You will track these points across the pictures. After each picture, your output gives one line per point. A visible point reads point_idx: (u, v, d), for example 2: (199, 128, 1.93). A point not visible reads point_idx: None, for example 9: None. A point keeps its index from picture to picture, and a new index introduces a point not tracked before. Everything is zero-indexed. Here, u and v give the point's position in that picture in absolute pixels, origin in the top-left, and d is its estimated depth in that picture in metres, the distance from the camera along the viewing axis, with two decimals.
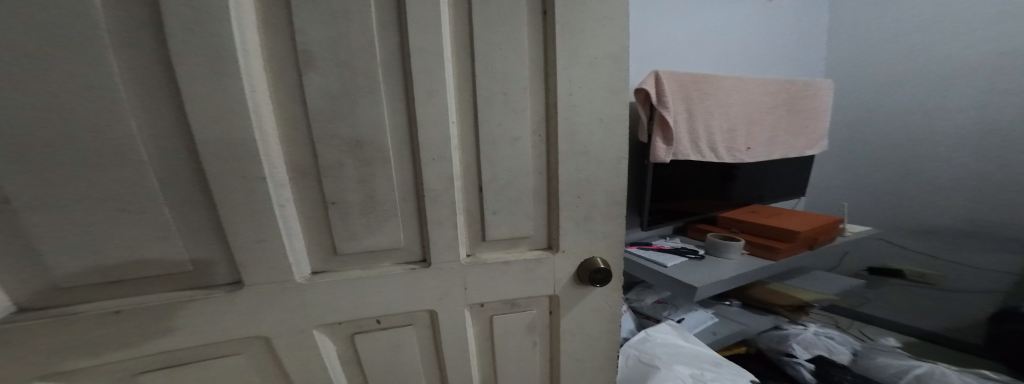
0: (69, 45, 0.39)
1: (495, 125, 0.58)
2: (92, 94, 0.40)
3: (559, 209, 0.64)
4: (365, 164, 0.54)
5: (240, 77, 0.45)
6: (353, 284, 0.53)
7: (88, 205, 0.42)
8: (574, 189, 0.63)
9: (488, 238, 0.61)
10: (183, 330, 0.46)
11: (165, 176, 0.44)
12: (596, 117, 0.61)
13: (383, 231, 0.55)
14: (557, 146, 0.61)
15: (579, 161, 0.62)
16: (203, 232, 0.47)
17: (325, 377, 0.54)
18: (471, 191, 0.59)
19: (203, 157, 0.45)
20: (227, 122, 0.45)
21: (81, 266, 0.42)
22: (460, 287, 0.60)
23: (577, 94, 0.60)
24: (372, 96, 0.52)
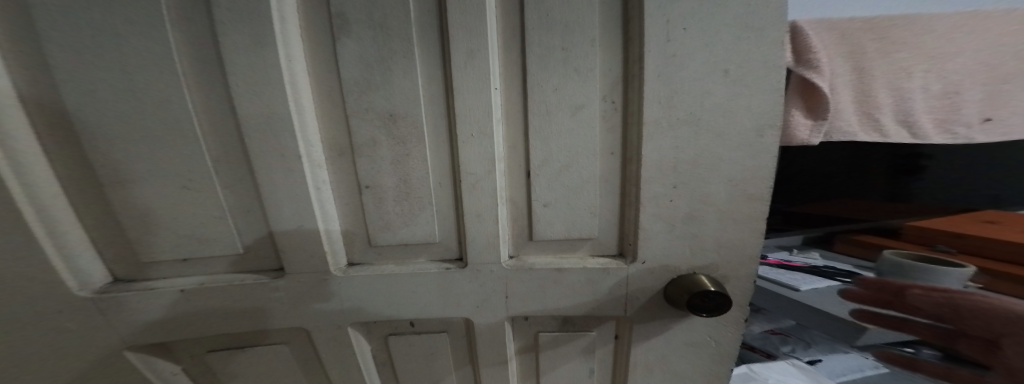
0: (119, 11, 0.37)
1: (551, 92, 0.45)
2: (140, 63, 0.39)
3: (638, 204, 0.48)
4: (401, 142, 0.46)
5: (276, 44, 0.41)
6: (386, 281, 0.46)
7: (149, 179, 0.41)
8: (661, 176, 0.46)
9: (537, 236, 0.49)
10: (229, 314, 0.44)
11: (213, 151, 0.42)
12: (707, 71, 0.42)
13: (418, 221, 0.47)
14: (645, 115, 0.44)
15: (672, 137, 0.45)
16: (248, 213, 0.44)
17: (357, 375, 0.50)
18: (517, 177, 0.48)
19: (243, 132, 0.42)
20: (264, 95, 0.42)
21: (149, 241, 0.42)
22: (502, 295, 0.49)
23: (678, 37, 0.41)
24: (407, 62, 0.45)
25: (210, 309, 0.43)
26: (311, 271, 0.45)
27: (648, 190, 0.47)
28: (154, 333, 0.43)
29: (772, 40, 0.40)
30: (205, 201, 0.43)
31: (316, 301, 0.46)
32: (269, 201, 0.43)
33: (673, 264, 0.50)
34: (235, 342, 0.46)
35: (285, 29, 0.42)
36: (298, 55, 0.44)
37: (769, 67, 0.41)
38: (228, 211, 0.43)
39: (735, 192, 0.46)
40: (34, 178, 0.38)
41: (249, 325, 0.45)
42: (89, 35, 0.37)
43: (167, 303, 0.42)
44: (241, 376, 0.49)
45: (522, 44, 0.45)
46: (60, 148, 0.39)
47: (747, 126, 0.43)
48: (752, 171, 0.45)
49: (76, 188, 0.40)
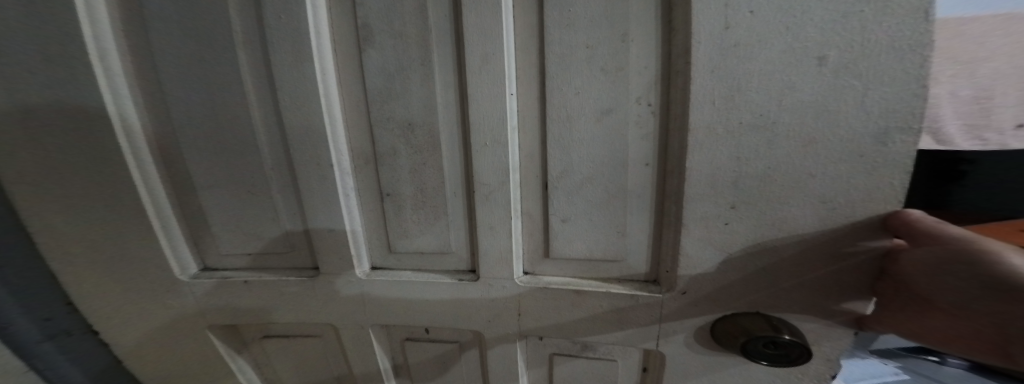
0: (196, 42, 0.44)
1: (572, 95, 0.41)
2: (211, 87, 0.46)
3: (681, 227, 0.39)
4: (418, 150, 0.46)
5: (312, 60, 0.44)
6: (402, 287, 0.47)
7: (221, 185, 0.49)
8: (714, 194, 0.36)
9: (554, 253, 0.44)
10: (279, 302, 0.51)
11: (264, 162, 0.48)
12: (790, 59, 0.30)
13: (434, 231, 0.47)
14: (691, 118, 0.35)
15: (731, 146, 0.34)
16: (292, 215, 0.49)
17: (379, 369, 0.53)
18: (534, 188, 0.44)
19: (287, 143, 0.47)
20: (303, 109, 0.45)
21: (228, 235, 0.52)
22: (514, 313, 0.46)
23: (745, 16, 0.30)
24: (424, 69, 0.44)
25: (263, 297, 0.52)
26: (338, 272, 0.48)
27: (693, 211, 0.37)
28: (229, 311, 0.53)
29: (914, 6, 0.26)
30: (261, 204, 0.49)
31: (341, 299, 0.49)
32: (307, 205, 0.48)
33: (727, 303, 0.40)
34: (281, 327, 0.55)
35: (321, 47, 0.45)
36: (331, 70, 0.46)
37: (906, 48, 0.27)
38: (279, 214, 0.50)
39: (829, 220, 0.33)
40: (154, 182, 0.49)
41: (291, 314, 0.52)
42: (179, 65, 0.45)
43: (236, 288, 0.52)
44: (288, 356, 0.57)
45: (540, 44, 0.41)
46: (168, 158, 0.49)
47: (852, 133, 0.30)
48: (858, 196, 0.32)
49: (181, 190, 0.50)
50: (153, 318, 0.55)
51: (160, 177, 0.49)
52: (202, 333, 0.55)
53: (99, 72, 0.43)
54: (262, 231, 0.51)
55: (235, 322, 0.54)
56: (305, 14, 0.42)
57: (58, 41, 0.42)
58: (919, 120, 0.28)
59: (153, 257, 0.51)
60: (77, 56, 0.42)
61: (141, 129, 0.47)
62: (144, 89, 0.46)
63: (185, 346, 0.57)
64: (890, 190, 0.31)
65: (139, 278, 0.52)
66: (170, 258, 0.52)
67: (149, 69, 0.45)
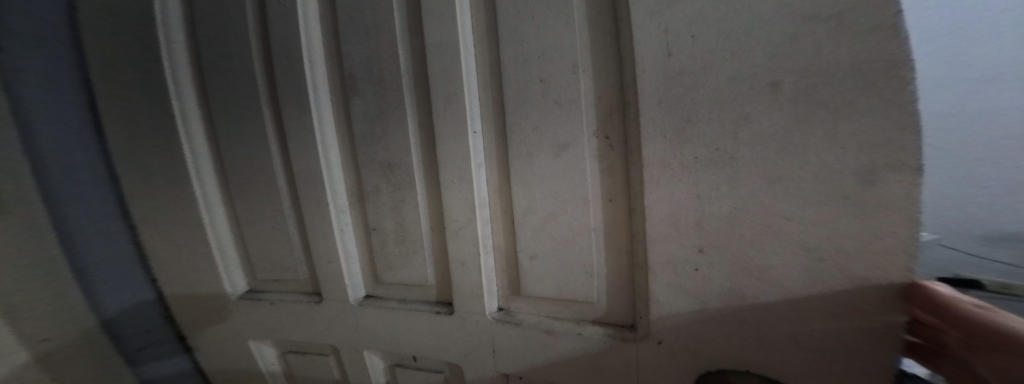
0: (235, 105, 0.55)
1: (531, 131, 0.39)
2: (245, 140, 0.55)
3: (647, 264, 0.37)
4: (396, 189, 0.48)
5: (310, 112, 0.50)
6: (388, 315, 0.50)
7: (252, 221, 0.59)
8: (681, 230, 0.35)
9: (524, 291, 0.43)
10: (296, 322, 0.58)
11: (279, 201, 0.56)
12: (749, 91, 0.31)
13: (413, 264, 0.49)
14: (646, 154, 0.35)
15: (689, 182, 0.34)
16: (304, 245, 0.56)
17: None
18: (502, 225, 0.43)
19: (297, 184, 0.54)
20: (304, 154, 0.51)
21: (260, 263, 0.60)
22: (489, 349, 0.45)
23: (693, 49, 0.32)
24: (398, 112, 0.46)
25: (285, 317, 0.59)
26: (339, 299, 0.53)
27: (659, 250, 0.36)
28: (261, 327, 0.62)
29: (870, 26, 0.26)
30: (280, 238, 0.57)
31: (342, 325, 0.54)
32: (312, 239, 0.53)
33: (708, 353, 0.36)
34: (297, 347, 0.61)
35: (318, 101, 0.51)
36: (329, 119, 0.52)
37: (865, 78, 0.27)
38: (294, 246, 0.57)
39: (799, 258, 0.31)
40: (216, 218, 0.61)
41: (306, 334, 0.58)
42: (225, 124, 0.56)
43: (266, 308, 0.60)
44: (303, 374, 0.63)
45: (499, 81, 0.41)
46: (224, 198, 0.61)
47: (813, 165, 0.29)
48: (844, 235, 0.29)
49: (232, 225, 0.62)
50: (207, 330, 0.66)
51: (221, 213, 0.61)
52: (242, 347, 0.64)
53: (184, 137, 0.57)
54: (282, 260, 0.58)
55: (264, 336, 0.63)
56: (304, 75, 0.49)
57: (154, 116, 0.57)
58: (889, 148, 0.27)
59: (209, 279, 0.62)
60: (167, 123, 0.57)
61: (212, 177, 0.60)
62: (210, 144, 0.60)
63: (229, 357, 0.66)
64: (880, 225, 0.28)
65: (197, 295, 0.64)
66: (225, 280, 0.62)
67: (212, 130, 0.58)
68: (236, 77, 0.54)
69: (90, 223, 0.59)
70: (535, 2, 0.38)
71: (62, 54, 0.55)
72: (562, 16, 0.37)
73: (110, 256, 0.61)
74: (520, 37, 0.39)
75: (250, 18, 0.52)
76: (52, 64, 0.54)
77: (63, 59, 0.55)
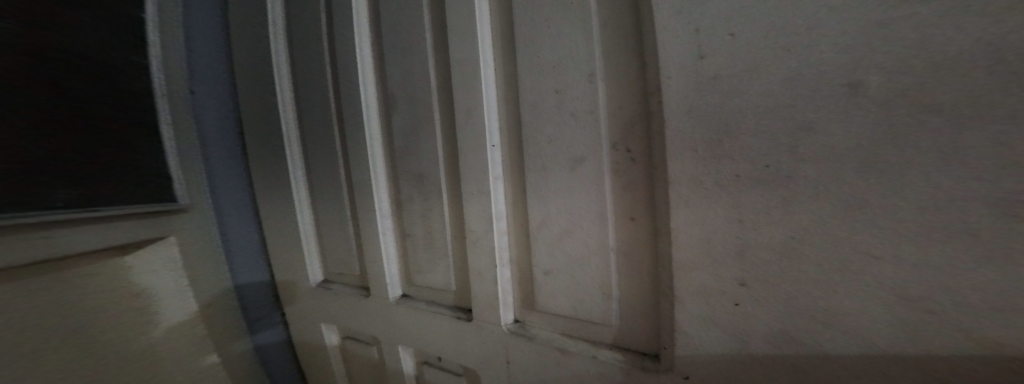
0: (299, 122, 0.63)
1: (546, 144, 0.38)
2: (306, 151, 0.63)
3: (671, 290, 0.34)
4: (426, 198, 0.51)
5: (358, 127, 0.56)
6: (418, 315, 0.54)
7: (310, 221, 0.67)
8: (710, 255, 0.31)
9: (539, 306, 0.42)
10: (346, 312, 0.66)
11: (334, 205, 0.63)
12: (801, 97, 0.26)
13: (439, 269, 0.51)
14: (671, 169, 0.32)
15: (727, 201, 0.30)
16: (353, 244, 0.63)
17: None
18: (519, 237, 0.43)
19: (351, 191, 0.61)
20: (353, 165, 0.58)
21: (317, 257, 0.69)
22: (503, 360, 0.45)
23: (722, 51, 0.28)
24: (428, 126, 0.49)
25: (337, 307, 0.67)
26: (381, 295, 0.59)
27: (687, 277, 0.32)
28: (312, 314, 0.70)
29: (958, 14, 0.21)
30: (337, 237, 0.65)
31: (383, 319, 0.60)
32: (363, 239, 0.60)
33: None
34: (346, 336, 0.68)
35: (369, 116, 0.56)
36: (377, 133, 0.57)
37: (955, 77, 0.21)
38: (345, 245, 0.64)
39: (877, 299, 0.25)
40: None
41: (354, 323, 0.66)
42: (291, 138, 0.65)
43: (319, 297, 0.68)
44: (348, 359, 0.70)
45: (516, 94, 0.41)
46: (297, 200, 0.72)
47: (906, 184, 0.23)
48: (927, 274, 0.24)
49: None
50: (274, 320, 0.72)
51: (309, 217, 0.67)
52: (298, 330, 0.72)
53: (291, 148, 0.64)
54: (336, 257, 0.66)
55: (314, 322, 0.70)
56: (359, 95, 0.55)
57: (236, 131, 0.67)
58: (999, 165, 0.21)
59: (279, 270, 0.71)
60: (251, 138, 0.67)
61: (304, 182, 0.66)
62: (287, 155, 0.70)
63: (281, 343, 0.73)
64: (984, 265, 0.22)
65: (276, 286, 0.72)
66: (307, 269, 0.68)
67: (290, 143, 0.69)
68: (304, 98, 0.63)
69: (233, 221, 0.67)
70: (552, 12, 0.37)
71: (219, 74, 0.65)
72: (579, 24, 0.35)
73: (247, 251, 0.68)
74: (537, 48, 0.38)
75: (323, 44, 0.57)
76: (212, 84, 0.64)
77: (219, 77, 0.65)
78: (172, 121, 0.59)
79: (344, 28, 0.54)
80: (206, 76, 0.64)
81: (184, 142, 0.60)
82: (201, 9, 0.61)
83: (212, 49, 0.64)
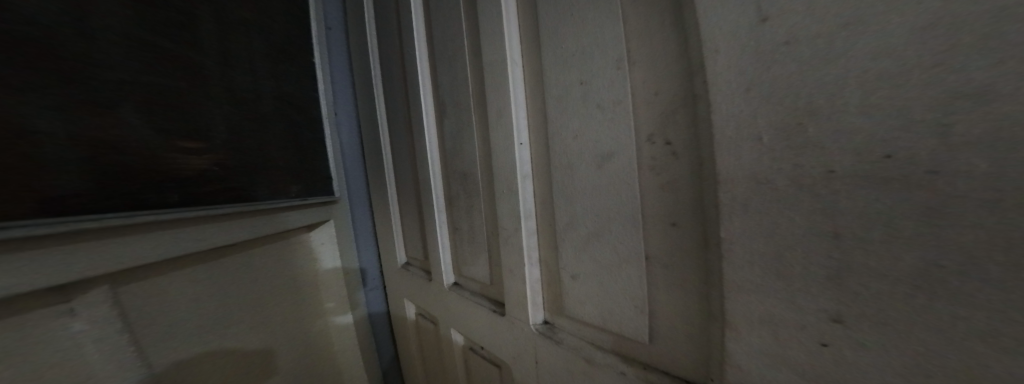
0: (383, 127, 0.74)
1: (571, 140, 0.36)
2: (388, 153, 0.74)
3: (717, 314, 0.27)
4: (469, 195, 0.53)
5: (418, 130, 0.62)
6: (464, 303, 0.58)
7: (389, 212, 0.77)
8: (763, 277, 0.24)
9: (569, 309, 0.40)
10: (416, 292, 0.75)
11: (407, 198, 0.72)
12: (925, 61, 0.18)
13: (481, 263, 0.53)
14: (718, 166, 0.25)
15: (800, 208, 0.22)
16: (419, 234, 0.71)
17: (457, 365, 0.65)
18: (547, 237, 0.42)
19: (416, 186, 0.68)
20: (418, 163, 0.65)
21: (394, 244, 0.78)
22: (532, 358, 0.45)
23: (791, 8, 0.21)
24: (469, 126, 0.51)
25: (410, 286, 0.76)
26: (438, 281, 0.65)
27: (739, 303, 0.25)
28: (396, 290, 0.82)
29: None
30: (408, 227, 0.74)
31: (440, 302, 0.66)
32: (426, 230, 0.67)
33: None
34: (418, 313, 0.77)
35: (427, 119, 0.60)
36: (434, 134, 0.60)
37: None
38: (415, 234, 0.73)
39: None
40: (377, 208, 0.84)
41: (421, 303, 0.74)
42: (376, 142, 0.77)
43: (400, 277, 0.79)
44: (419, 333, 0.79)
45: (542, 90, 0.39)
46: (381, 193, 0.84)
47: None
48: None
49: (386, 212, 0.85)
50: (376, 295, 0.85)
51: (395, 210, 0.77)
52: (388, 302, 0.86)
53: (388, 150, 0.75)
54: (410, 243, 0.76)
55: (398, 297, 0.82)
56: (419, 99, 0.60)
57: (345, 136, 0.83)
58: None
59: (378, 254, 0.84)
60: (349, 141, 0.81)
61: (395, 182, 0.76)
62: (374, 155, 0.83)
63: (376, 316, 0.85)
64: None
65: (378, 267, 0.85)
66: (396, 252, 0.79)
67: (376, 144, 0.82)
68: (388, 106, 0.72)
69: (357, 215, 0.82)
70: None
71: (347, 97, 0.81)
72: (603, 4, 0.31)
73: (366, 239, 0.84)
74: (559, 39, 0.35)
75: (398, 56, 0.65)
76: (343, 105, 0.80)
77: (347, 100, 0.81)
78: (331, 130, 0.74)
79: (407, 41, 0.60)
80: (343, 99, 0.79)
81: (336, 148, 0.75)
82: (336, 49, 0.78)
83: (344, 77, 0.80)
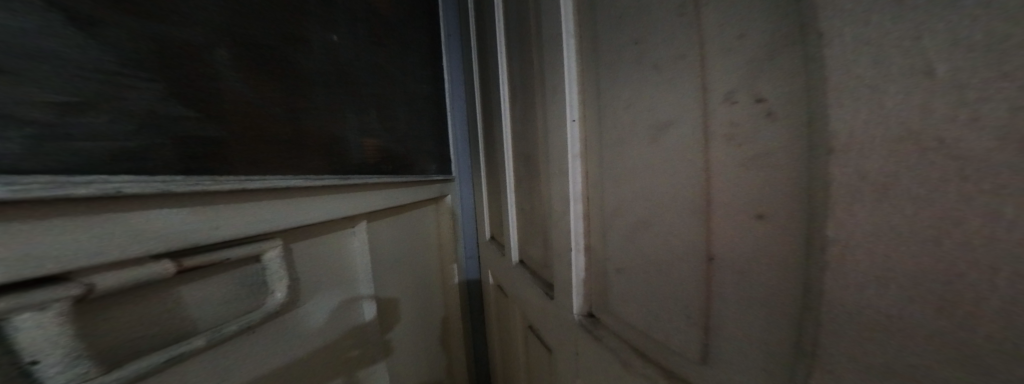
0: (479, 104, 0.76)
1: (624, 110, 0.29)
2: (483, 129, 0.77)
3: (800, 350, 0.19)
4: (532, 173, 0.51)
5: (500, 103, 0.61)
6: (524, 281, 0.57)
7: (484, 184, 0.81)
8: (895, 317, 0.14)
9: (616, 306, 0.34)
10: (495, 264, 0.77)
11: (493, 171, 0.74)
12: None
13: (539, 243, 0.51)
14: (819, 133, 0.16)
15: (1009, 205, 0.11)
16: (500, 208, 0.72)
17: (519, 341, 0.65)
18: (596, 224, 0.36)
19: (496, 161, 0.69)
20: (497, 138, 0.65)
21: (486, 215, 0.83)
22: (574, 350, 0.41)
23: None
24: (531, 99, 0.47)
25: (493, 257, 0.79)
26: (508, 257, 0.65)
27: (831, 342, 0.17)
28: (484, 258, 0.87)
29: None
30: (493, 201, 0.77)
31: (510, 278, 0.66)
32: (502, 204, 0.68)
33: None
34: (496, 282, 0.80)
35: (503, 96, 0.58)
36: (509, 112, 0.58)
37: None
38: (496, 207, 0.75)
39: None
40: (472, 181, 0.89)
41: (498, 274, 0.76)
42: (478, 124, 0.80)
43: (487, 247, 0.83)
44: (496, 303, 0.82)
45: (594, 52, 0.32)
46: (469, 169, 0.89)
47: None
48: None
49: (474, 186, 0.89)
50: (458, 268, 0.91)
51: (486, 184, 0.80)
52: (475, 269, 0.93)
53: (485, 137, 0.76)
54: (495, 216, 0.78)
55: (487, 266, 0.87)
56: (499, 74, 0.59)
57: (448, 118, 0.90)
58: None
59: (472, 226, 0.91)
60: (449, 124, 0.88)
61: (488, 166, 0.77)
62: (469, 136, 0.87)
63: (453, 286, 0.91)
64: None
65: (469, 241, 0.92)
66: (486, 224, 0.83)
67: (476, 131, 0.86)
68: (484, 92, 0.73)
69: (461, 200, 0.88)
70: None
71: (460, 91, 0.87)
72: None
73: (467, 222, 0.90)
74: None
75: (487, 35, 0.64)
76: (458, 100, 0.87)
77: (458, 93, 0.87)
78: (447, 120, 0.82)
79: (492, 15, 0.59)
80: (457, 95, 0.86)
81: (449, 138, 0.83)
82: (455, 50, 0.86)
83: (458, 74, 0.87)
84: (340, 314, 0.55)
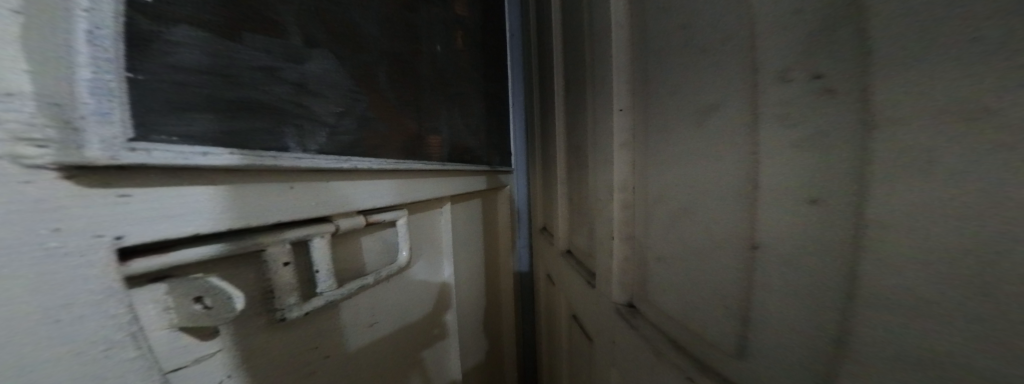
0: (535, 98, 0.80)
1: (669, 96, 0.29)
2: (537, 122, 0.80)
3: (844, 339, 0.18)
4: (580, 164, 0.52)
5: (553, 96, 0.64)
6: (569, 269, 0.58)
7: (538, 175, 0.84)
8: (954, 301, 0.14)
9: (655, 295, 0.34)
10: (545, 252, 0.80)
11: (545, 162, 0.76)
12: None
13: (584, 233, 0.52)
14: (872, 113, 0.15)
15: None
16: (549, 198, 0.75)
17: (563, 327, 0.67)
18: (637, 212, 0.36)
19: (547, 152, 0.72)
20: (550, 130, 0.67)
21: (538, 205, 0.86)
22: (611, 337, 0.42)
23: None
24: (581, 92, 0.49)
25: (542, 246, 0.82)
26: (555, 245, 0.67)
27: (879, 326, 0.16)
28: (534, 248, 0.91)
29: None
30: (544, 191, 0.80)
31: (557, 265, 0.68)
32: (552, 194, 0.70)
33: None
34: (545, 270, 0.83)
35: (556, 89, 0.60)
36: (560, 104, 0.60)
37: None
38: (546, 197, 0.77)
39: None
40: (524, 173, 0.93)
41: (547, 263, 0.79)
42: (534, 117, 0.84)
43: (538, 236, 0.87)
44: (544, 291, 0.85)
45: (642, 41, 0.33)
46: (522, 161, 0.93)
47: None
48: None
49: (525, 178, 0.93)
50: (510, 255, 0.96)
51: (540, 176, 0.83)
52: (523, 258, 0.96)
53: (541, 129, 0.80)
54: (546, 206, 0.81)
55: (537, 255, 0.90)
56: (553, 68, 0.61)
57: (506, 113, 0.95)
58: None
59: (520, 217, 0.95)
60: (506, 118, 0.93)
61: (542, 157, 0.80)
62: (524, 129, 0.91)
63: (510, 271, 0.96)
64: None
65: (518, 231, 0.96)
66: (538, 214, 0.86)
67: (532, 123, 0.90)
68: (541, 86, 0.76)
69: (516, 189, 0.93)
70: None
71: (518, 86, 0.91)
72: None
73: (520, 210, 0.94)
74: None
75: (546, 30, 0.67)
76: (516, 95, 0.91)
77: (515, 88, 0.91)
78: None
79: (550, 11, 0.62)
80: None
81: None
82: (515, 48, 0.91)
83: None
84: (431, 286, 0.64)
